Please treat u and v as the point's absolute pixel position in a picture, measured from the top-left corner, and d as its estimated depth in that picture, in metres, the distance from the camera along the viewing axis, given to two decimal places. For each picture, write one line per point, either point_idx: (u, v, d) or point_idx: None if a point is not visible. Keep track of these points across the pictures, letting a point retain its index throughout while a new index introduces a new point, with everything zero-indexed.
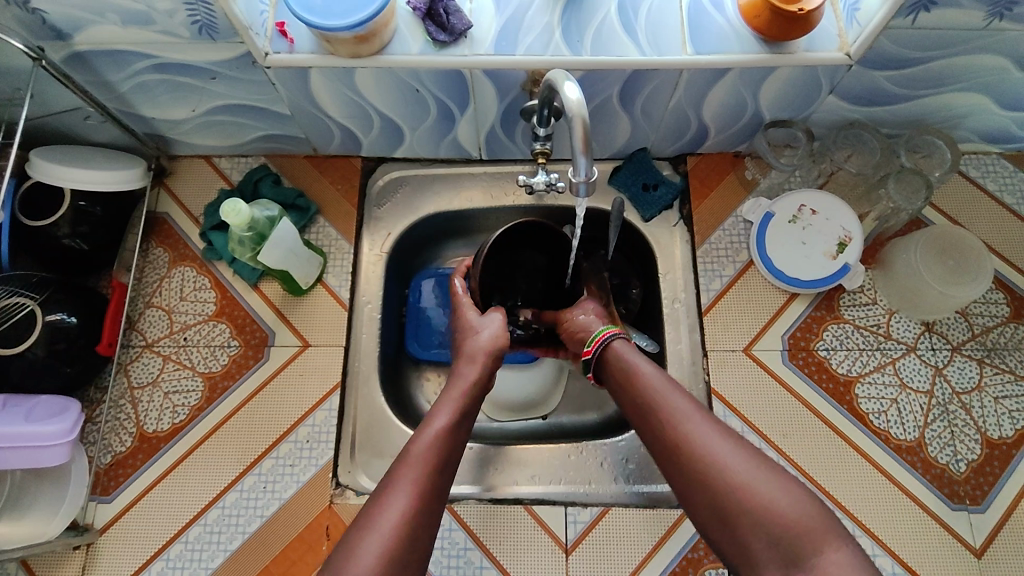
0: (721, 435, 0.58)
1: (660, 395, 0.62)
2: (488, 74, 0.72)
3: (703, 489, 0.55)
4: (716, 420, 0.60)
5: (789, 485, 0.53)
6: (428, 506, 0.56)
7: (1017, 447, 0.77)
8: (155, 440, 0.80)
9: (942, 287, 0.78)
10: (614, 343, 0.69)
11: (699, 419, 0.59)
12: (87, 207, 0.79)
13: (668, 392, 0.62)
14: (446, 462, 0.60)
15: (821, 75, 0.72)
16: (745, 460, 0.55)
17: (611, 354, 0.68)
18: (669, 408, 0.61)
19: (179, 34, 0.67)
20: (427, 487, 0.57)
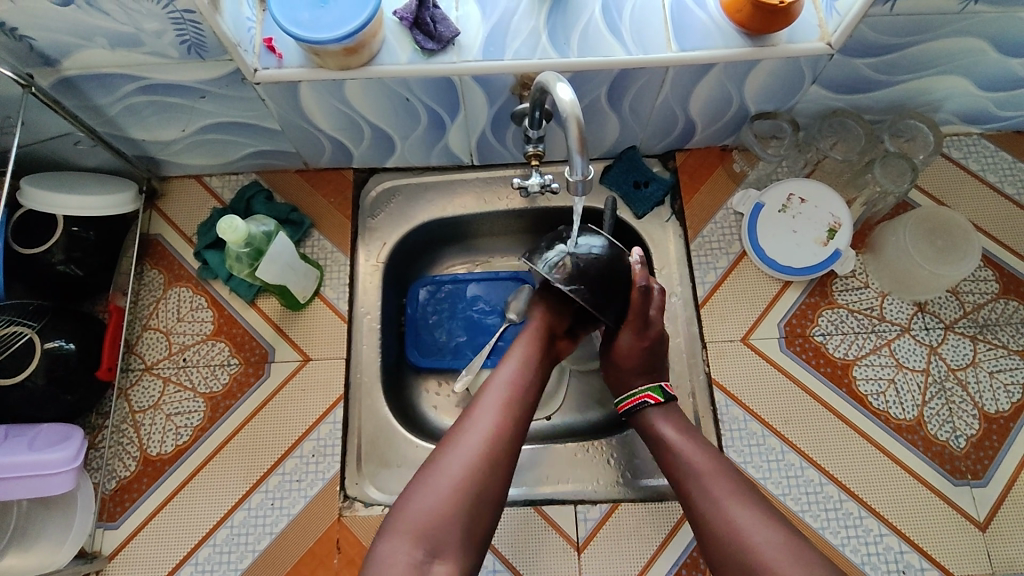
0: (759, 516, 0.62)
1: (702, 472, 0.66)
2: (477, 80, 0.73)
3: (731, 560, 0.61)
4: (743, 493, 0.65)
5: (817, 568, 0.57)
6: (490, 454, 0.65)
7: (1014, 419, 0.79)
8: (160, 463, 0.79)
9: (931, 268, 0.80)
10: (646, 409, 0.74)
11: (736, 499, 0.64)
12: (80, 232, 0.79)
13: (700, 462, 0.68)
14: (508, 417, 0.68)
15: (803, 66, 0.74)
16: (779, 543, 0.60)
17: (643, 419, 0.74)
18: (708, 484, 0.65)
19: (168, 54, 0.67)
20: (474, 467, 0.64)
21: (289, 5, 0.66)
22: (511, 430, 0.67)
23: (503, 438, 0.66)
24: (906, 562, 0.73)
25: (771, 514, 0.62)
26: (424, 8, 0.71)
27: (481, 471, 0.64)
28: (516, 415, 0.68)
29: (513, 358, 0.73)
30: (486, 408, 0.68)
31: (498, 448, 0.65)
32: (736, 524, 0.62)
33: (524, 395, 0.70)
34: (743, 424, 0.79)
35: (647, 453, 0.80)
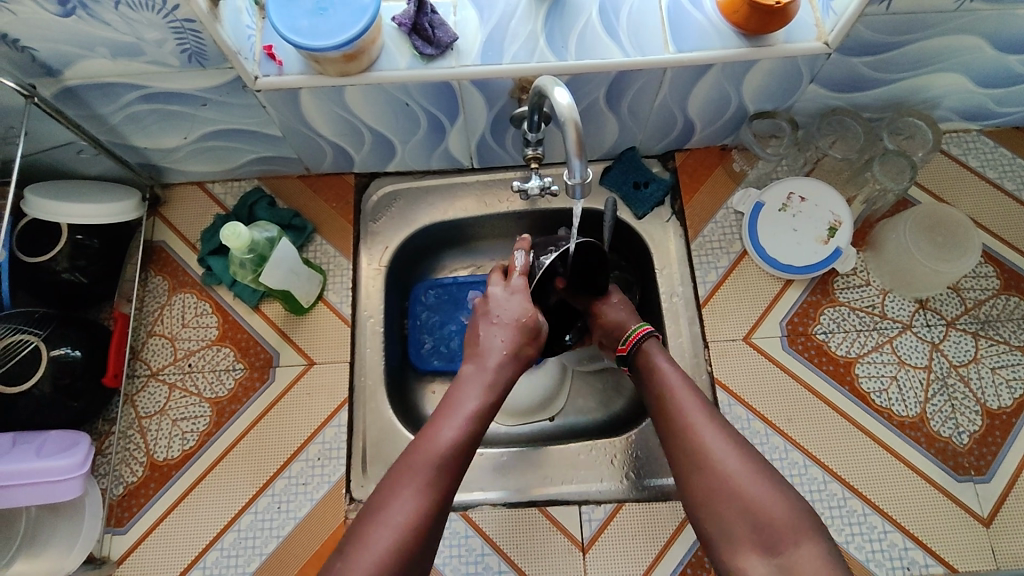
0: (728, 440, 0.62)
1: (675, 391, 0.67)
2: (476, 84, 0.73)
3: (701, 476, 0.61)
4: (718, 417, 0.65)
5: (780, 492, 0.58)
6: (431, 516, 0.57)
7: (1017, 415, 0.79)
8: (166, 468, 0.80)
9: (932, 264, 0.80)
10: (645, 343, 0.73)
11: (710, 424, 0.64)
12: (84, 240, 0.80)
13: (684, 389, 0.67)
14: (440, 488, 0.58)
15: (801, 65, 0.74)
16: (746, 465, 0.60)
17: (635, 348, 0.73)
18: (682, 405, 0.66)
19: (170, 63, 0.68)
20: (416, 530, 0.56)
21: (288, 13, 0.67)
22: (442, 502, 0.58)
23: (431, 516, 0.57)
24: (911, 559, 0.73)
25: (741, 442, 0.62)
26: (422, 13, 0.72)
27: (409, 554, 0.55)
28: (451, 482, 0.59)
29: (454, 411, 0.64)
30: (415, 478, 0.58)
31: (427, 527, 0.57)
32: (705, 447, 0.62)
33: (461, 460, 0.61)
34: (745, 423, 0.79)
35: (651, 453, 0.81)
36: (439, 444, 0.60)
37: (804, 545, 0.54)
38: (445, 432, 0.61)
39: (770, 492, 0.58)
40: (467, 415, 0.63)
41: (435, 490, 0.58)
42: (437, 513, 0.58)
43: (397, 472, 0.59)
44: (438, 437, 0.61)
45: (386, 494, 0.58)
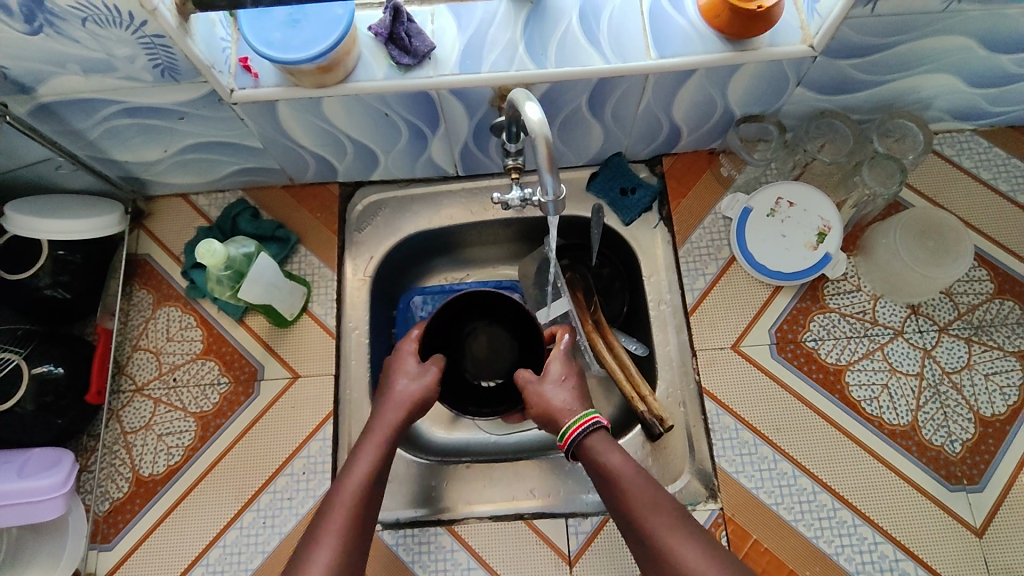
0: (709, 555, 0.57)
1: (636, 498, 0.62)
2: (455, 93, 0.72)
3: None
4: (687, 522, 0.60)
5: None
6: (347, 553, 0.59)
7: (1010, 422, 0.77)
8: (152, 484, 0.80)
9: (924, 271, 0.78)
10: (591, 434, 0.67)
11: (680, 533, 0.59)
12: (66, 256, 0.79)
13: (647, 493, 0.62)
14: (355, 531, 0.60)
15: (786, 68, 0.73)
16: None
17: (588, 448, 0.67)
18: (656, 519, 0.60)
19: (143, 78, 0.67)
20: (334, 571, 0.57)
21: (261, 24, 0.66)
22: (357, 548, 0.60)
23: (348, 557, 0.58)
24: (901, 571, 0.72)
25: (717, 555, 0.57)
26: (398, 22, 0.70)
27: None
28: (365, 528, 0.62)
29: (359, 454, 0.66)
30: (334, 521, 0.60)
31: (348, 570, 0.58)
32: (692, 563, 0.56)
33: (372, 501, 0.63)
34: (734, 433, 0.78)
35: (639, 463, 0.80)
36: (354, 485, 0.63)
37: None
38: (358, 471, 0.64)
39: None
40: (378, 453, 0.66)
41: (351, 537, 0.60)
42: (356, 561, 0.59)
43: (317, 525, 0.60)
44: (355, 479, 0.63)
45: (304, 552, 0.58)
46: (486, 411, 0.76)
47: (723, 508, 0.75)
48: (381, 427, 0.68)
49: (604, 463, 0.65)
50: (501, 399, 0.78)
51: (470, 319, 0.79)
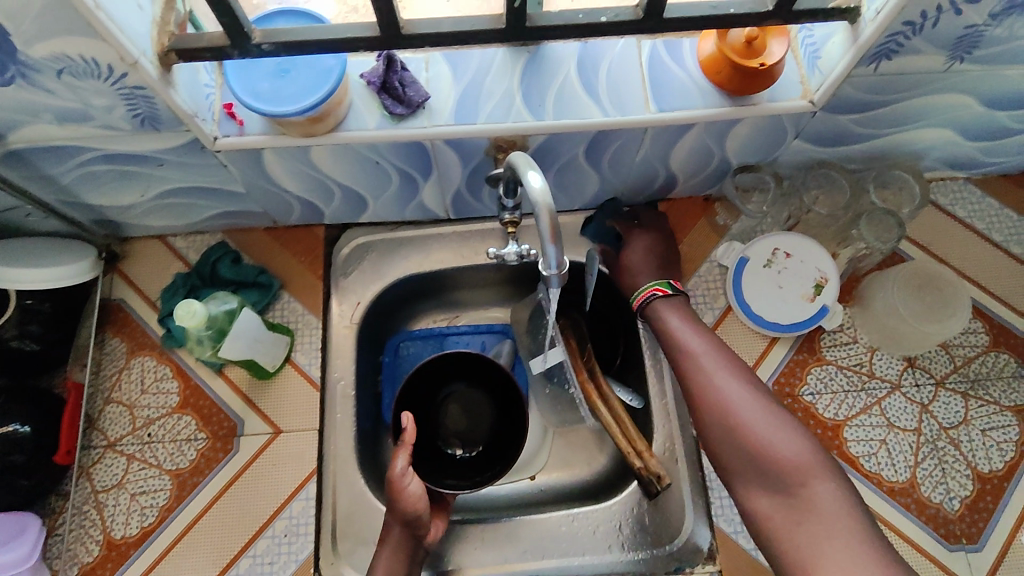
0: (760, 407, 0.66)
1: (697, 352, 0.72)
2: (449, 143, 0.70)
3: (734, 440, 0.65)
4: (732, 365, 0.71)
5: (802, 441, 0.63)
6: None
7: (1008, 479, 0.77)
8: (124, 547, 0.75)
9: (918, 325, 0.78)
10: (654, 301, 0.77)
11: (727, 374, 0.69)
12: (35, 305, 0.75)
13: (694, 338, 0.73)
14: None
15: (785, 122, 0.72)
16: (762, 409, 0.66)
17: (652, 310, 0.77)
18: (703, 366, 0.70)
19: (121, 127, 0.63)
20: None
21: (246, 74, 0.63)
22: None
23: None
24: None
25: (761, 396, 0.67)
26: (392, 71, 0.68)
27: None
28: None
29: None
30: None
31: None
32: (743, 414, 0.66)
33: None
34: None
35: (635, 523, 0.78)
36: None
37: (821, 488, 0.60)
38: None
39: (791, 442, 0.63)
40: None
41: None
42: None
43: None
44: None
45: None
46: (487, 469, 0.77)
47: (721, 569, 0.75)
48: (386, 546, 0.67)
49: (665, 322, 0.76)
50: (499, 449, 0.80)
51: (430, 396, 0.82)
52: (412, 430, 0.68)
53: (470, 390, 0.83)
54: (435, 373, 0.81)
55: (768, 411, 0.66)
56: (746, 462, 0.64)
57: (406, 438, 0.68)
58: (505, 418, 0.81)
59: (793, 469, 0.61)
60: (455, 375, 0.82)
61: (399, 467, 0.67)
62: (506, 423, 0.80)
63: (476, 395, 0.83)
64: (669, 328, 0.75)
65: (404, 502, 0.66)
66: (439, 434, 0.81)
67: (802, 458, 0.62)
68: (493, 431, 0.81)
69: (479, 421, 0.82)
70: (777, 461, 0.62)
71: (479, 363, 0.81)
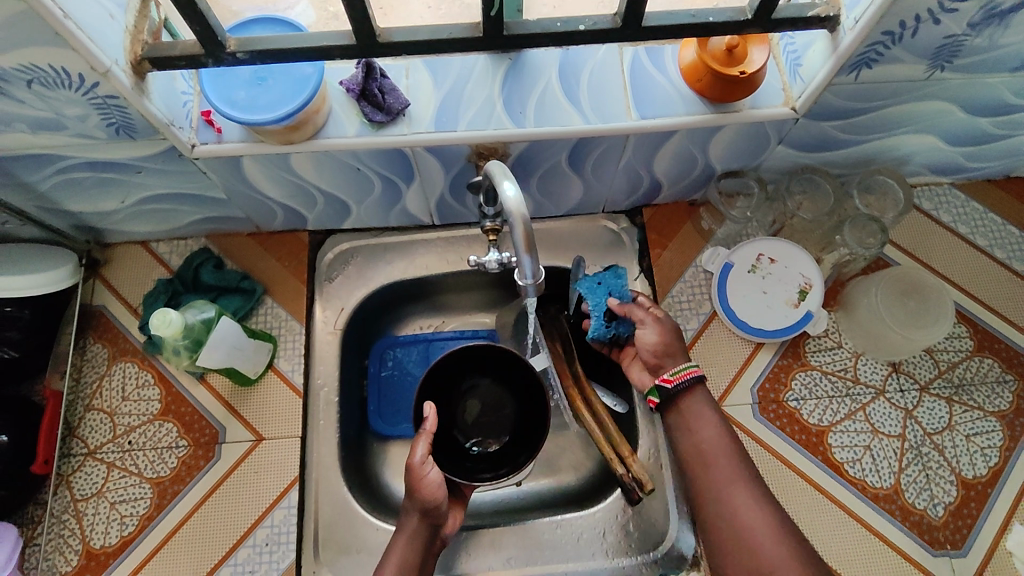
0: (767, 517, 0.59)
1: (705, 450, 0.64)
2: (430, 149, 0.70)
3: (728, 549, 0.59)
4: (746, 469, 0.62)
5: (811, 570, 0.55)
6: None
7: (992, 485, 0.77)
8: (103, 557, 0.75)
9: (905, 331, 0.77)
10: (689, 385, 0.67)
11: (738, 482, 0.61)
12: (14, 312, 0.75)
13: (712, 446, 0.64)
14: None
15: (768, 128, 0.71)
16: (772, 525, 0.58)
17: (675, 398, 0.68)
18: (710, 468, 0.63)
19: (95, 135, 0.63)
20: None
21: (222, 82, 0.62)
22: None
23: None
24: None
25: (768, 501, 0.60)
26: (371, 79, 0.67)
27: None
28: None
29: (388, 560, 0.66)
30: None
31: None
32: (741, 517, 0.59)
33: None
34: None
35: (619, 530, 0.77)
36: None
37: None
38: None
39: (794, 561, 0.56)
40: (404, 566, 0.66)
41: None
42: None
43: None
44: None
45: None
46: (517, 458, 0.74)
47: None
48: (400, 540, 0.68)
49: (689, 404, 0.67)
50: (521, 441, 0.77)
51: (451, 388, 0.79)
52: (435, 418, 0.69)
53: (492, 383, 0.80)
54: (461, 366, 0.78)
55: (770, 518, 0.59)
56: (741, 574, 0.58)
57: (429, 426, 0.69)
58: (526, 411, 0.78)
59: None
60: (479, 369, 0.80)
61: (417, 455, 0.68)
62: (530, 412, 0.77)
63: (497, 389, 0.80)
64: (686, 421, 0.66)
65: (422, 490, 0.67)
66: (456, 426, 0.78)
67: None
68: (515, 423, 0.79)
69: (501, 414, 0.80)
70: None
71: (502, 354, 0.78)
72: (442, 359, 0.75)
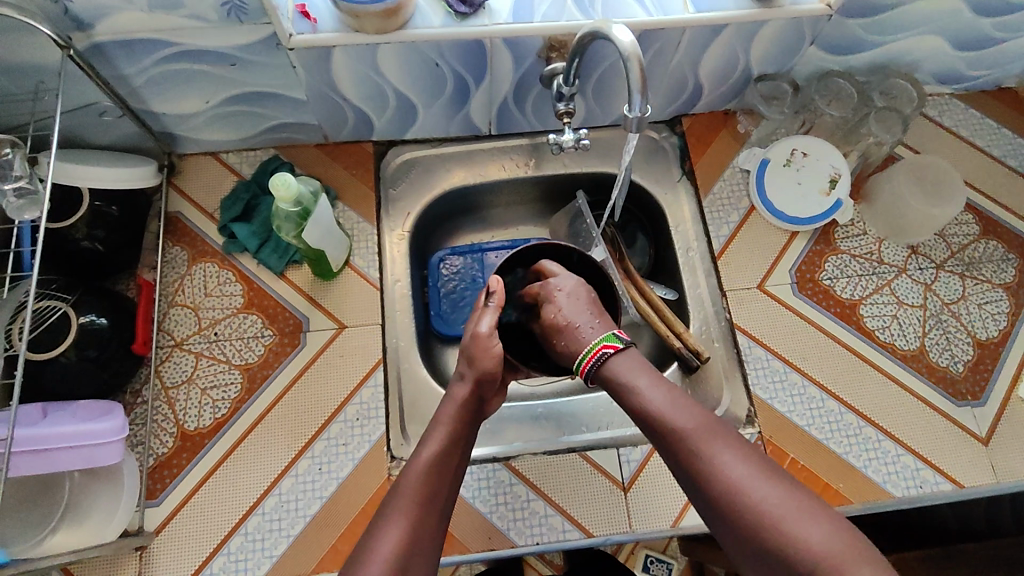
0: (756, 469, 0.54)
1: (684, 428, 0.58)
2: (507, 43, 0.76)
3: (728, 520, 0.53)
4: (731, 432, 0.58)
5: (811, 511, 0.51)
6: (427, 511, 0.59)
7: (1003, 344, 0.87)
8: (198, 437, 0.78)
9: (924, 209, 0.88)
10: (608, 358, 0.64)
11: (722, 444, 0.56)
12: (104, 207, 0.78)
13: (678, 410, 0.59)
14: (430, 499, 0.60)
15: (805, 27, 0.80)
16: (760, 475, 0.53)
17: (607, 372, 0.64)
18: (694, 440, 0.57)
19: (207, 18, 0.67)
20: (419, 519, 0.58)
21: None
22: (432, 520, 0.59)
23: (428, 518, 0.59)
24: (922, 479, 0.80)
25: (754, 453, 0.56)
26: None
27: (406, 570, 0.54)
28: (439, 502, 0.60)
29: (432, 431, 0.65)
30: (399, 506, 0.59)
31: (413, 553, 0.56)
32: (732, 477, 0.54)
33: (445, 480, 0.62)
34: (765, 362, 0.85)
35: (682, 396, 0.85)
36: (424, 464, 0.62)
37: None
38: (430, 449, 0.63)
39: (799, 510, 0.51)
40: (446, 430, 0.65)
41: (427, 497, 0.60)
42: (428, 539, 0.58)
43: (385, 508, 0.59)
44: (423, 458, 0.62)
45: (368, 539, 0.57)
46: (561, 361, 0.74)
47: (762, 432, 0.81)
48: (445, 415, 0.67)
49: (631, 387, 0.62)
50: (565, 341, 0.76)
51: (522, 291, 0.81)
52: (502, 296, 0.72)
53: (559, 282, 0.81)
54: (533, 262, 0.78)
55: (765, 475, 0.54)
56: (748, 543, 0.52)
57: (496, 301, 0.71)
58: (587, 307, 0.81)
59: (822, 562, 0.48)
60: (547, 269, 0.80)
61: (485, 326, 0.69)
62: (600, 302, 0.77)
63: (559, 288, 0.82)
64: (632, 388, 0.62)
65: (483, 359, 0.68)
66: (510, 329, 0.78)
67: (806, 517, 0.50)
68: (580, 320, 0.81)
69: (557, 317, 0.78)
70: (810, 560, 0.48)
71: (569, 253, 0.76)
72: (526, 251, 0.76)
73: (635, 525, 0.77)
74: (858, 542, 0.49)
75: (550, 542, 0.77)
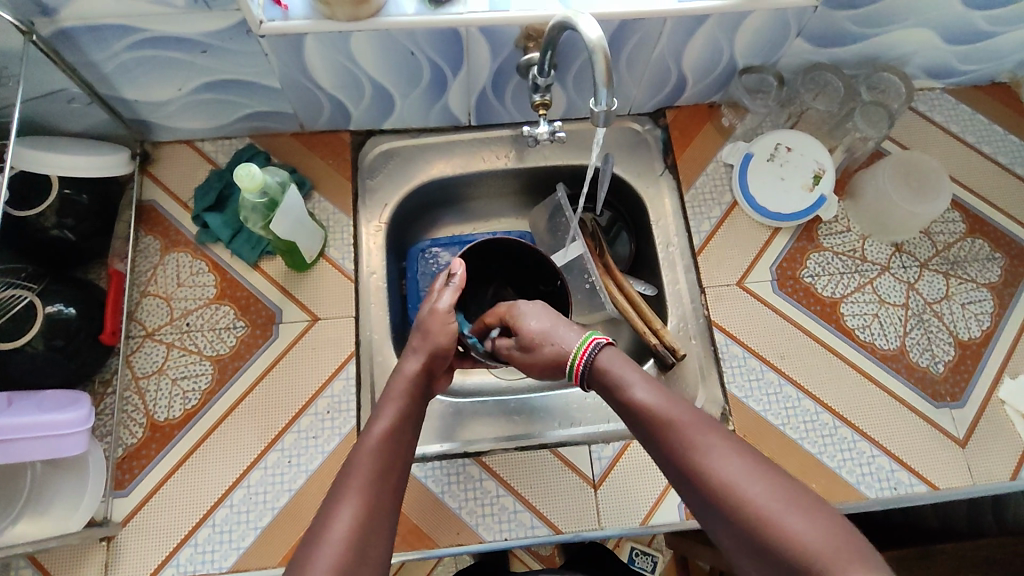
0: (751, 463, 0.52)
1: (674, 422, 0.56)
2: (483, 32, 0.74)
3: (722, 518, 0.51)
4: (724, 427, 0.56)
5: (808, 507, 0.49)
6: (383, 485, 0.57)
7: (985, 344, 0.86)
8: (168, 428, 0.78)
9: (910, 207, 0.86)
10: (597, 355, 0.64)
11: (715, 439, 0.54)
12: (73, 195, 0.77)
13: (671, 405, 0.58)
14: (386, 474, 0.58)
15: (790, 19, 0.78)
16: (754, 471, 0.52)
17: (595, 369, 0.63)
18: (684, 436, 0.55)
19: (173, 4, 0.66)
20: (375, 495, 0.56)
21: None
22: (388, 495, 0.57)
23: (385, 495, 0.57)
24: (897, 480, 0.79)
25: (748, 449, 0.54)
26: None
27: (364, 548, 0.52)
28: (394, 478, 0.59)
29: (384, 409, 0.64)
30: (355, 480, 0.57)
31: (371, 532, 0.53)
32: (723, 472, 0.52)
33: (398, 453, 0.60)
34: (742, 360, 0.84)
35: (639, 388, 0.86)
36: (376, 439, 0.60)
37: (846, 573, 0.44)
38: (380, 425, 0.62)
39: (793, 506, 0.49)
40: (397, 407, 0.64)
41: (382, 471, 0.58)
42: (385, 515, 0.55)
43: (339, 483, 0.57)
44: (375, 433, 0.61)
45: (321, 517, 0.54)
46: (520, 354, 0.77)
47: (736, 431, 0.80)
48: (394, 393, 0.66)
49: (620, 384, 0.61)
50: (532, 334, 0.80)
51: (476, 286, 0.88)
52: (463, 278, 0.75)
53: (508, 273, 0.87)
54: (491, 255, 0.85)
55: (760, 469, 0.52)
56: (743, 539, 0.50)
57: (457, 282, 0.75)
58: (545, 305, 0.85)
59: (812, 561, 0.46)
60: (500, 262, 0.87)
61: (445, 304, 0.72)
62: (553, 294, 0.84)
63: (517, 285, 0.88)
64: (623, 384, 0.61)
65: (437, 334, 0.70)
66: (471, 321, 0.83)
67: (800, 512, 0.48)
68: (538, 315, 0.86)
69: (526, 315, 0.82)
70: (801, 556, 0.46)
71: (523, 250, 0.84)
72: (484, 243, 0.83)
73: (605, 523, 0.77)
74: (855, 536, 0.47)
75: (518, 538, 0.76)
